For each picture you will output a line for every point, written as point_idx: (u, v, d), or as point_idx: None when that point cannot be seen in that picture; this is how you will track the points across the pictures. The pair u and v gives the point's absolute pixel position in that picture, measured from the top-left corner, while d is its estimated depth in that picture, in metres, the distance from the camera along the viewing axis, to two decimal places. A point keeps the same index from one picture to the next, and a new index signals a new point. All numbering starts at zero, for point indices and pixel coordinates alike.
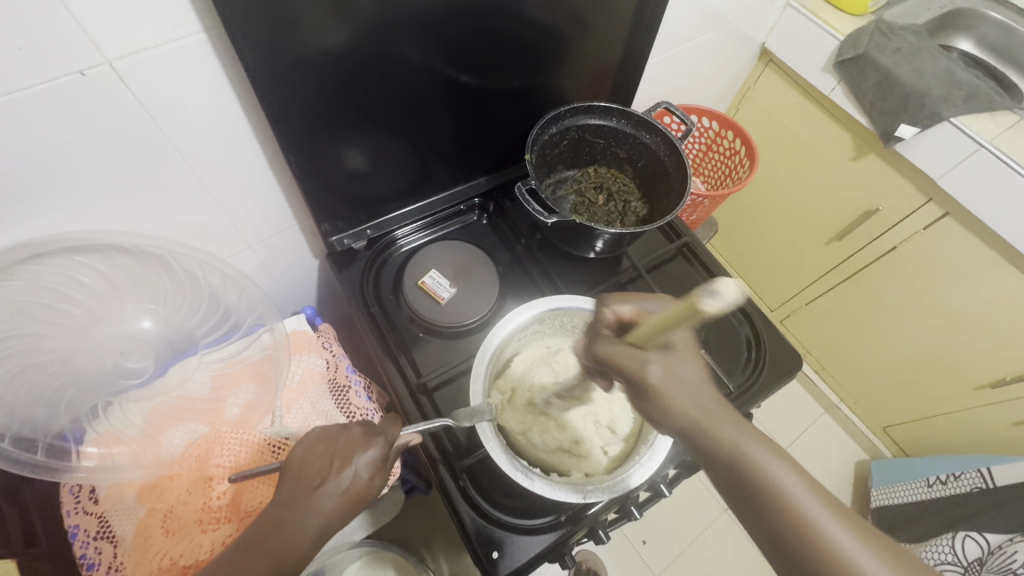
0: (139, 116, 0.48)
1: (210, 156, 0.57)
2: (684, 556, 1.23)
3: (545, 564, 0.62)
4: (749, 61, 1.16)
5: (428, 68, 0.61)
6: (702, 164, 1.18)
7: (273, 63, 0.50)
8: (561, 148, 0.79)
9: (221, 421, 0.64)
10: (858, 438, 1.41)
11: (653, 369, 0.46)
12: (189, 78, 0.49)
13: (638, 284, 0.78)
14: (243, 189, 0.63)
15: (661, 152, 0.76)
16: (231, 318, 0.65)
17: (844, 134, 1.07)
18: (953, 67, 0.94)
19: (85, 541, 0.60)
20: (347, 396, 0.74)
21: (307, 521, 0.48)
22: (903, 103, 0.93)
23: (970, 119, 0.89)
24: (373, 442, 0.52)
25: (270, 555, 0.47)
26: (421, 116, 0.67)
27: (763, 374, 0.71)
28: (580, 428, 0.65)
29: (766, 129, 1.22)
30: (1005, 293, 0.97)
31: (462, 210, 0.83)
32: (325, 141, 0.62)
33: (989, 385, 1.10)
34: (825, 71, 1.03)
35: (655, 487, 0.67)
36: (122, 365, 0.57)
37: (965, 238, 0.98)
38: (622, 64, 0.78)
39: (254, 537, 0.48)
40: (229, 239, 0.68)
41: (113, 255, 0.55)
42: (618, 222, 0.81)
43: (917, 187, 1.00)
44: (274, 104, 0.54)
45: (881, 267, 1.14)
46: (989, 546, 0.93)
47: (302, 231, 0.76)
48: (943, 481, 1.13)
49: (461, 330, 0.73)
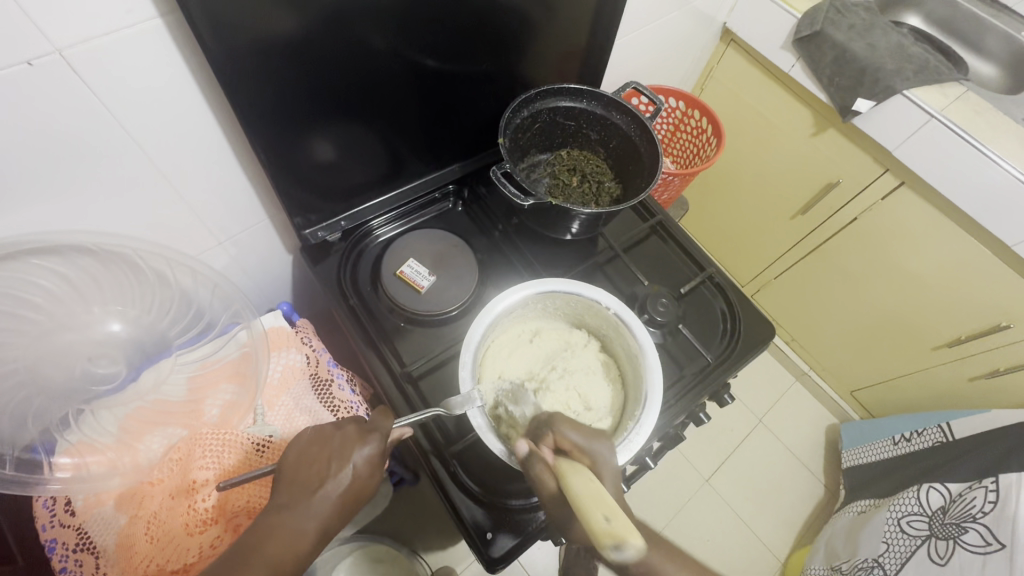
0: (95, 109, 0.46)
1: (173, 150, 0.55)
2: (668, 529, 1.27)
3: (537, 541, 0.62)
4: (711, 41, 1.18)
5: (393, 52, 0.60)
6: (671, 144, 1.20)
7: (232, 53, 0.49)
8: (532, 132, 0.79)
9: (200, 422, 0.63)
10: (826, 403, 1.48)
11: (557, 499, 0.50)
12: (146, 69, 0.47)
13: (614, 264, 0.80)
14: (208, 183, 0.61)
15: (632, 132, 0.77)
16: (204, 317, 0.63)
17: (804, 110, 1.11)
18: (904, 42, 0.98)
19: (64, 553, 0.58)
20: (329, 390, 0.74)
21: (306, 524, 0.48)
22: (859, 78, 0.96)
23: (921, 92, 0.93)
24: (367, 439, 0.52)
25: (269, 561, 0.45)
26: (390, 104, 0.66)
27: (737, 346, 0.74)
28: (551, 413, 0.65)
29: (729, 107, 1.25)
30: (958, 255, 1.02)
31: (437, 197, 0.83)
32: (293, 131, 0.60)
33: (947, 344, 1.15)
34: (784, 49, 1.06)
35: (641, 461, 0.70)
36: (91, 371, 0.54)
37: (920, 208, 1.02)
38: (590, 43, 0.78)
39: (248, 543, 0.46)
40: (195, 235, 0.66)
41: (74, 257, 0.53)
42: (592, 203, 0.81)
43: (874, 159, 1.05)
44: (236, 94, 0.52)
45: (843, 238, 1.18)
46: (950, 495, 0.99)
47: (271, 225, 0.74)
48: (907, 439, 1.20)
49: (442, 318, 0.73)
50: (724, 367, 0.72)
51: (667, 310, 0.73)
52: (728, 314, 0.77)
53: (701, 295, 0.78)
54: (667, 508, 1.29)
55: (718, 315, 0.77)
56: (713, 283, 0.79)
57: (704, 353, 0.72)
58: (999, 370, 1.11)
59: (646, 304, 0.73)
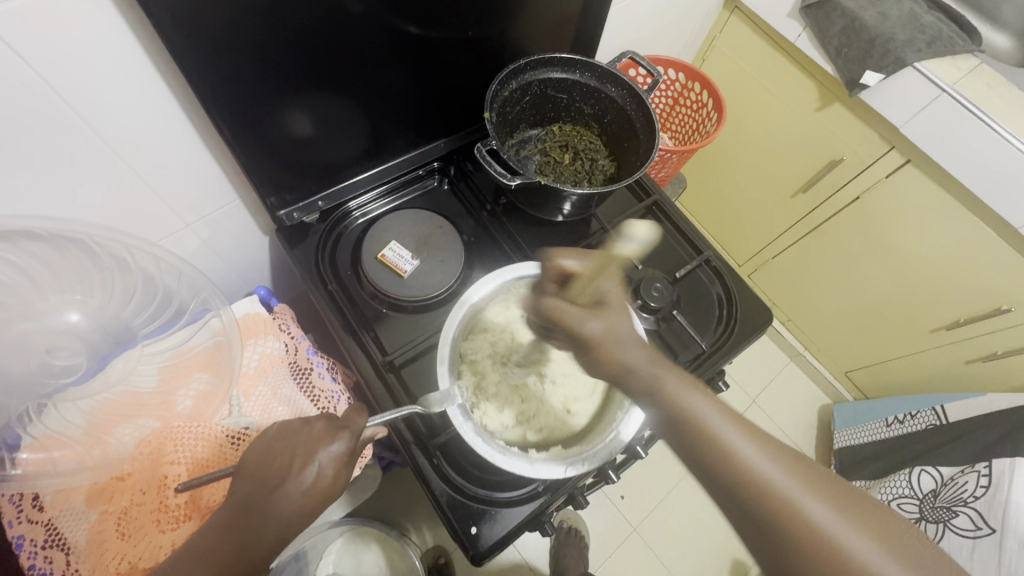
0: (29, 79, 0.42)
1: (127, 123, 0.51)
2: (660, 508, 1.27)
3: (525, 533, 0.61)
4: (714, 8, 1.12)
5: (370, 18, 0.55)
6: (670, 118, 1.15)
7: (185, 17, 0.44)
8: (522, 106, 0.74)
9: (173, 415, 0.60)
10: (820, 383, 1.47)
11: (590, 324, 0.52)
12: (86, 37, 0.43)
13: (607, 246, 0.76)
14: (170, 160, 0.57)
15: (627, 105, 0.72)
16: (172, 303, 0.59)
17: (810, 83, 1.06)
18: (917, 9, 0.92)
19: (32, 551, 0.56)
20: (309, 378, 0.72)
21: (267, 521, 0.45)
22: (869, 49, 0.91)
23: (934, 64, 0.88)
24: (336, 436, 0.49)
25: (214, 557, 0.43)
26: (367, 72, 0.61)
27: (735, 332, 0.71)
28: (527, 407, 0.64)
29: (731, 79, 1.20)
30: (963, 238, 0.99)
31: (421, 174, 0.78)
32: (263, 103, 0.56)
33: (945, 327, 1.13)
34: (790, 17, 1.00)
35: (631, 449, 0.67)
36: (50, 363, 0.49)
37: (924, 187, 0.99)
38: (584, 9, 0.73)
39: (203, 539, 0.44)
40: (162, 216, 0.62)
41: (23, 243, 0.48)
42: (585, 182, 0.78)
43: (880, 134, 1.00)
44: (190, 67, 0.48)
45: (844, 217, 1.15)
46: (942, 478, 0.99)
47: (245, 204, 0.70)
48: (900, 420, 1.20)
49: (426, 302, 0.70)
50: (718, 355, 0.70)
51: (662, 295, 0.70)
52: (725, 299, 0.74)
53: (698, 279, 0.75)
54: (659, 487, 1.29)
55: (714, 300, 0.74)
56: (710, 266, 0.76)
57: (699, 341, 0.70)
58: (996, 353, 1.10)
59: (640, 289, 0.70)
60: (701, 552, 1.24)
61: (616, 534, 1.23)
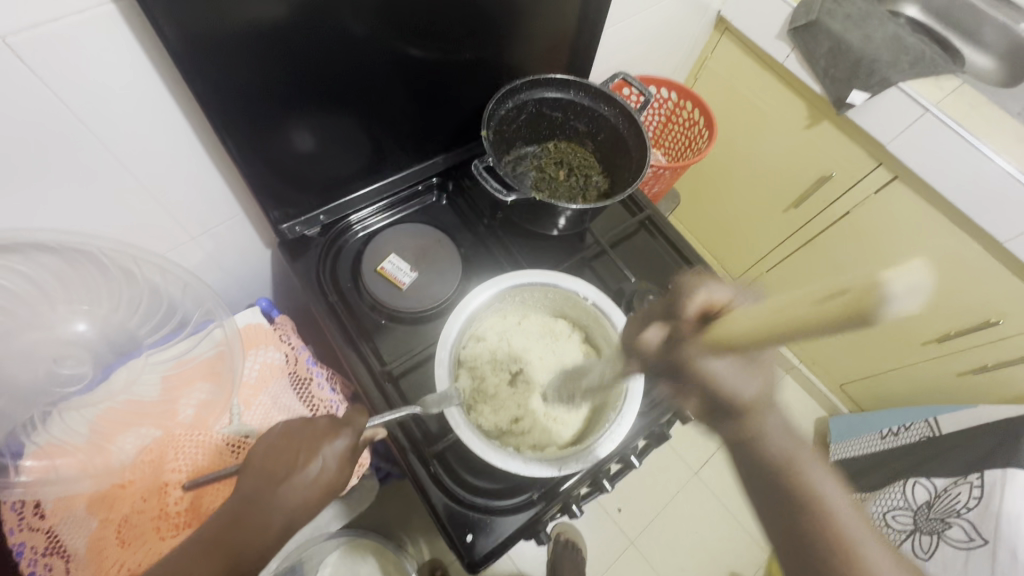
0: (51, 103, 0.45)
1: (142, 139, 0.53)
2: (656, 521, 1.27)
3: (520, 542, 0.62)
4: (705, 30, 1.15)
5: (374, 40, 0.58)
6: (663, 136, 1.18)
7: (197, 39, 0.47)
8: (519, 123, 0.77)
9: (174, 423, 0.62)
10: (816, 396, 1.48)
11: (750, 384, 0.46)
12: (104, 64, 0.45)
13: (602, 260, 0.78)
14: (177, 173, 0.59)
15: (620, 124, 0.75)
16: (177, 314, 0.60)
17: (798, 101, 1.09)
18: (900, 32, 0.96)
19: (32, 558, 0.57)
20: (309, 389, 0.75)
21: (272, 514, 0.46)
22: (854, 69, 0.94)
23: (917, 84, 0.91)
24: (339, 432, 0.51)
25: (228, 550, 0.45)
26: (370, 91, 0.63)
27: None
28: (519, 410, 0.66)
29: (722, 98, 1.23)
30: (952, 253, 1.01)
31: (420, 190, 0.81)
32: (268, 122, 0.58)
33: (936, 340, 1.15)
34: (779, 39, 1.04)
35: (625, 458, 0.68)
36: (57, 372, 0.53)
37: (912, 202, 1.01)
38: (578, 30, 0.76)
39: (208, 537, 0.46)
40: (169, 230, 0.64)
41: (33, 255, 0.50)
42: (579, 198, 0.80)
43: (868, 152, 1.03)
44: (201, 86, 0.50)
45: (835, 231, 1.17)
46: (936, 489, 0.99)
47: (250, 219, 0.72)
48: (894, 433, 1.19)
49: (424, 313, 0.72)
50: None
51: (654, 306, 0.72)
52: None
53: None
54: (656, 501, 1.29)
55: None
56: None
57: None
58: (987, 366, 1.12)
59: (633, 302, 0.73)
60: (697, 565, 1.23)
61: (612, 545, 1.23)
